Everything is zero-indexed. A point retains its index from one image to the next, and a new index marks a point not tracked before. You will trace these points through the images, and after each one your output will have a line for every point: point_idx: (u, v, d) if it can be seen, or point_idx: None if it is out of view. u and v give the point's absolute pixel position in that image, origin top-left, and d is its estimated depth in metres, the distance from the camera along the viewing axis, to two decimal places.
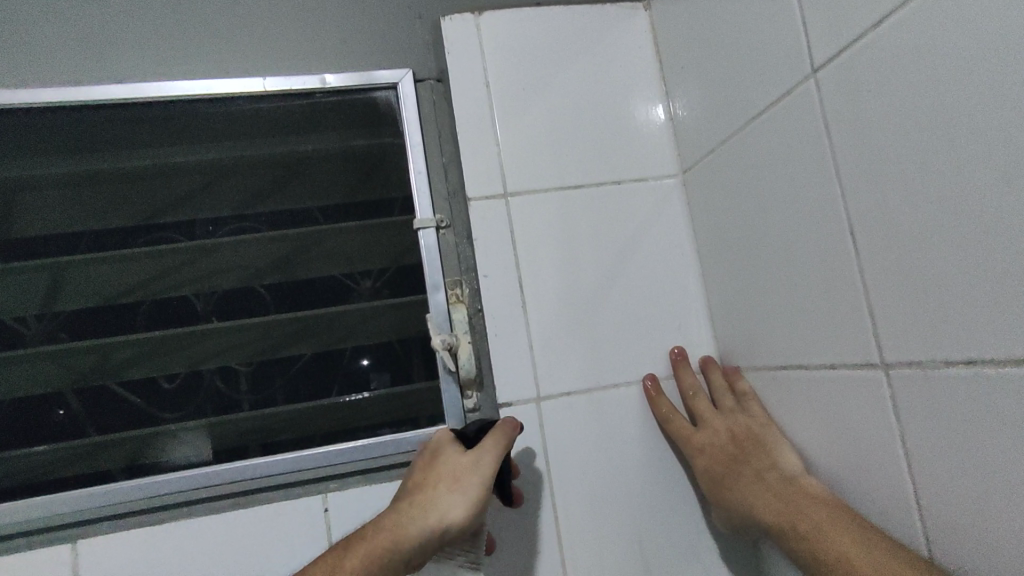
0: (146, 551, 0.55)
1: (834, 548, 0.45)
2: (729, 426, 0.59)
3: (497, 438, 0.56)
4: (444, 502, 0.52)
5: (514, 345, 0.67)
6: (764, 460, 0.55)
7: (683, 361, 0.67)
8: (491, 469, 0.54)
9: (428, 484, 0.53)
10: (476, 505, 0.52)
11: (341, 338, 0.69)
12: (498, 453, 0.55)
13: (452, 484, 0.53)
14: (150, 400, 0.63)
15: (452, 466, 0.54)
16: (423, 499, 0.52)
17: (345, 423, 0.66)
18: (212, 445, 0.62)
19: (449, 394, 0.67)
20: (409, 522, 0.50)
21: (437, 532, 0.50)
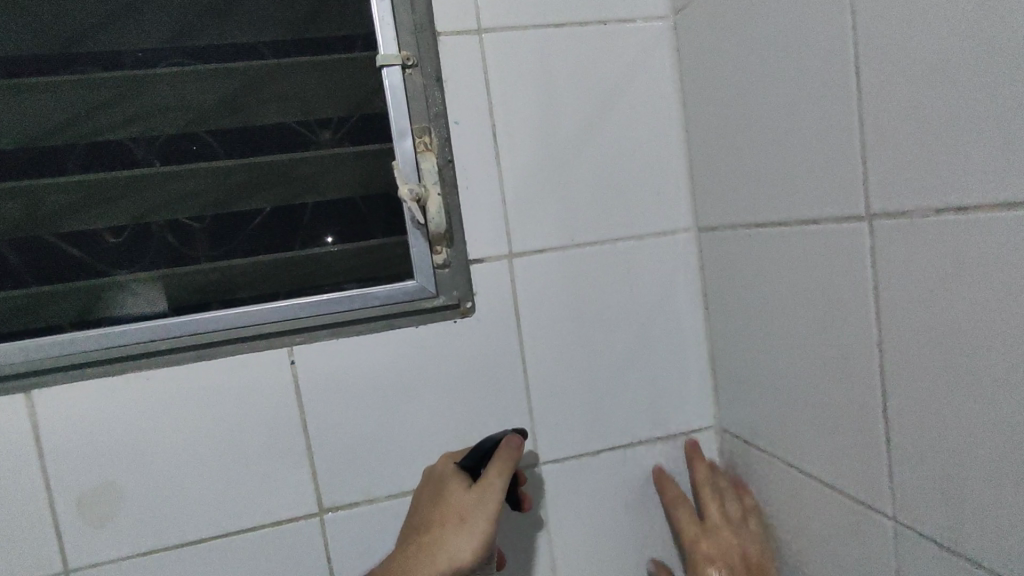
0: (117, 398, 0.58)
1: None
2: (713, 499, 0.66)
3: (503, 465, 0.58)
4: (452, 543, 0.55)
5: (486, 200, 0.63)
6: None
7: (698, 458, 0.69)
8: (495, 502, 0.57)
9: (436, 521, 0.56)
10: (484, 540, 0.56)
11: (302, 192, 0.66)
12: (502, 482, 0.57)
13: (459, 524, 0.55)
14: (95, 253, 0.62)
15: (457, 504, 0.56)
16: (432, 542, 0.55)
17: (314, 277, 0.66)
18: (166, 296, 0.63)
19: (417, 249, 0.64)
20: (419, 564, 0.53)
21: (446, 573, 0.54)
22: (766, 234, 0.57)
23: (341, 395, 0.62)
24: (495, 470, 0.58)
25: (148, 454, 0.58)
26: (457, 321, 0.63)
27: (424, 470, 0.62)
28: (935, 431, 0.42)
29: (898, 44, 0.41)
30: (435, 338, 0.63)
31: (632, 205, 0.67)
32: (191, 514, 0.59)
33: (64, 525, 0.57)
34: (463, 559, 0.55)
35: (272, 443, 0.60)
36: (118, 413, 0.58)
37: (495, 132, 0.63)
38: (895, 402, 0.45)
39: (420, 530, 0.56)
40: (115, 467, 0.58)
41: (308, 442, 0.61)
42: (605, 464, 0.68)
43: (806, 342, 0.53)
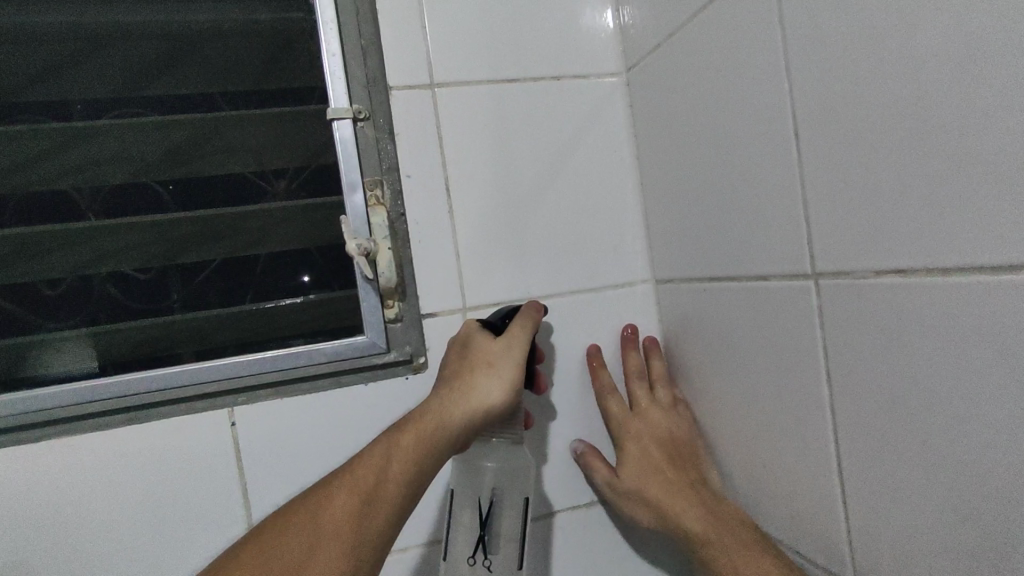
0: (40, 466, 0.54)
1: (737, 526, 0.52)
2: (668, 427, 0.61)
3: (526, 324, 0.57)
4: (481, 385, 0.53)
5: (439, 252, 0.62)
6: (693, 472, 0.58)
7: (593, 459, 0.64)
8: (524, 349, 0.56)
9: (465, 369, 0.55)
10: (515, 384, 0.54)
11: (251, 244, 0.64)
12: (529, 336, 0.57)
13: (487, 368, 0.54)
14: (30, 308, 0.59)
15: (484, 353, 0.55)
16: (462, 383, 0.53)
17: (259, 332, 0.63)
18: (99, 354, 0.60)
19: (368, 304, 0.61)
20: (453, 403, 0.52)
21: (478, 412, 0.52)
22: (720, 287, 0.56)
23: (284, 456, 0.58)
24: (520, 327, 0.57)
25: (70, 525, 0.54)
26: (409, 377, 0.61)
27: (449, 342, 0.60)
28: (889, 497, 0.41)
29: (835, 108, 0.41)
30: (386, 396, 0.61)
31: (589, 256, 0.66)
32: None
33: None
34: (494, 401, 0.53)
35: (209, 509, 0.57)
36: (39, 481, 0.54)
37: (448, 184, 0.63)
38: (848, 464, 0.44)
39: (450, 380, 0.55)
40: (33, 540, 0.53)
41: (247, 509, 0.57)
42: (564, 524, 0.66)
43: (761, 399, 0.52)
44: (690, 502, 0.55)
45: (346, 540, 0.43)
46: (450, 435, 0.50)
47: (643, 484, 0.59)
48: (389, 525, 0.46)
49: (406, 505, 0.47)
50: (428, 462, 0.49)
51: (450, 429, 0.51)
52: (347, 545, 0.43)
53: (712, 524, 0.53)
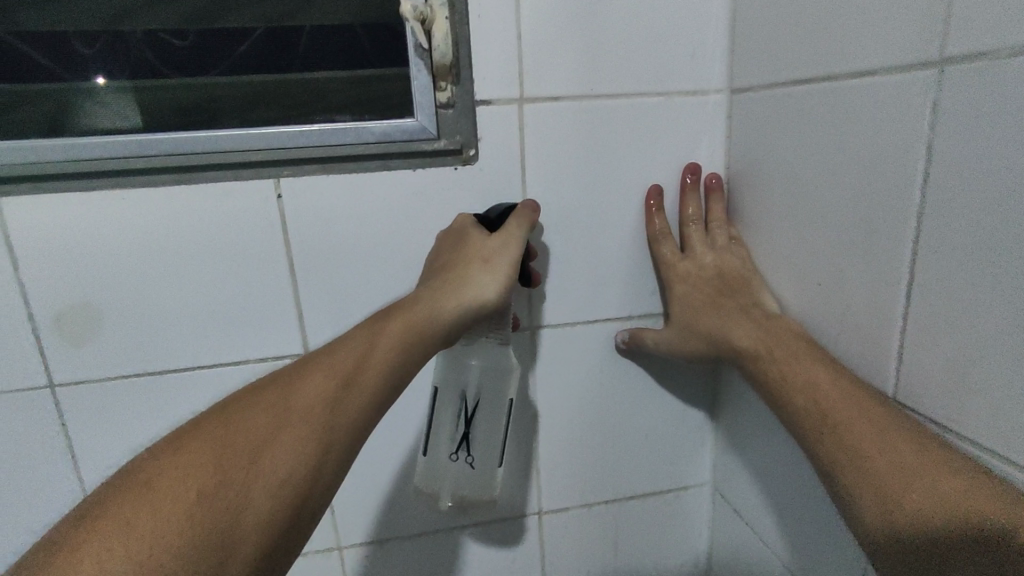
0: (95, 216, 0.54)
1: (795, 347, 0.50)
2: (717, 262, 0.60)
3: (522, 221, 0.55)
4: (477, 279, 0.51)
5: (500, 30, 0.56)
6: (748, 296, 0.57)
7: (637, 335, 0.65)
8: (520, 247, 0.53)
9: (458, 264, 0.52)
10: (510, 281, 0.51)
11: (293, 8, 0.58)
12: (525, 233, 0.54)
13: (483, 263, 0.52)
14: (67, 64, 0.55)
15: (479, 249, 0.53)
16: (456, 277, 0.51)
17: (304, 108, 0.59)
18: (140, 110, 0.57)
19: (419, 84, 0.56)
20: (443, 296, 0.50)
21: (471, 306, 0.50)
22: (810, 93, 0.50)
23: (330, 235, 0.58)
24: (516, 225, 0.54)
25: (126, 279, 0.56)
26: (458, 168, 0.59)
27: (438, 238, 0.57)
28: (962, 309, 0.39)
29: None
30: (435, 185, 0.59)
31: (662, 55, 0.59)
32: (175, 341, 0.58)
33: (46, 340, 0.56)
34: (487, 298, 0.51)
35: (257, 278, 0.58)
36: (95, 230, 0.54)
37: None
38: (923, 277, 0.42)
39: (441, 274, 0.52)
40: (94, 287, 0.55)
41: (294, 282, 0.59)
42: (598, 333, 0.66)
43: (834, 214, 0.49)
44: (738, 325, 0.55)
45: (317, 419, 0.42)
46: (437, 325, 0.49)
47: (692, 318, 0.59)
48: (364, 411, 0.44)
49: (384, 394, 0.46)
50: (411, 352, 0.47)
51: (439, 321, 0.49)
52: (317, 423, 0.42)
53: (763, 339, 0.52)
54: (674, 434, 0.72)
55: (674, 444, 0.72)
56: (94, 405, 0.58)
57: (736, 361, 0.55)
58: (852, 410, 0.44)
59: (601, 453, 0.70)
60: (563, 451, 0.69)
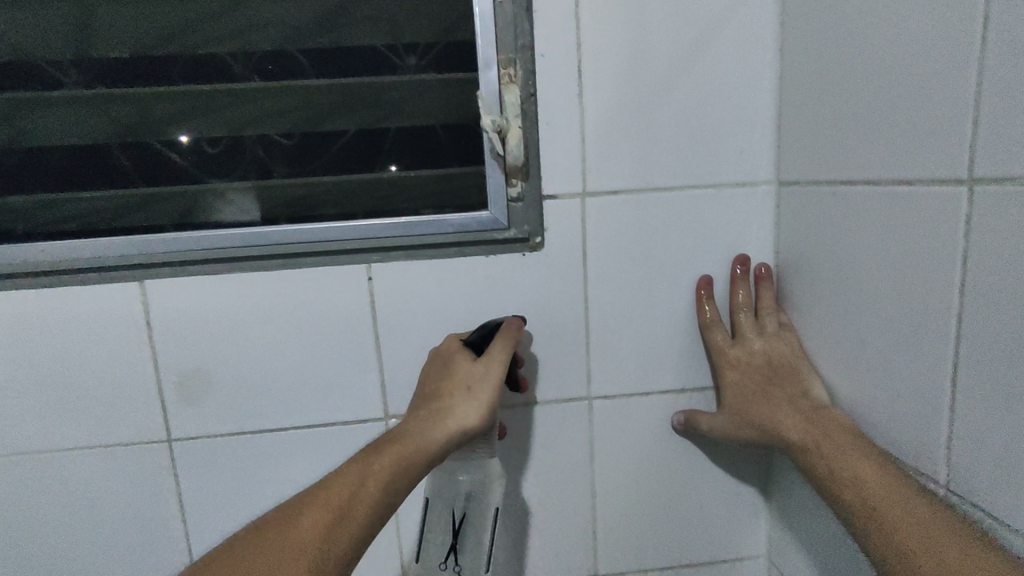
0: (216, 295, 0.63)
1: (839, 441, 0.54)
2: (767, 350, 0.64)
3: (504, 344, 0.59)
4: (460, 407, 0.56)
5: (565, 135, 0.64)
6: (796, 386, 0.61)
7: (690, 417, 0.69)
8: (502, 372, 0.58)
9: (445, 391, 0.58)
10: (491, 405, 0.57)
11: (386, 116, 0.67)
12: (507, 356, 0.59)
13: (466, 391, 0.57)
14: (197, 163, 0.66)
15: (463, 376, 0.58)
16: (442, 407, 0.56)
17: (392, 201, 0.68)
18: (257, 204, 0.67)
19: (493, 182, 0.64)
20: (430, 428, 0.55)
21: (457, 434, 0.55)
22: (852, 193, 0.55)
23: (411, 313, 0.65)
24: (499, 348, 0.59)
25: (237, 348, 0.64)
26: (525, 254, 0.65)
27: (429, 357, 0.62)
28: (1005, 407, 0.42)
29: None
30: (505, 268, 0.65)
31: (712, 153, 0.65)
32: (273, 404, 0.65)
33: (169, 399, 0.64)
34: (470, 424, 0.56)
35: (346, 350, 0.65)
36: (215, 306, 0.63)
37: (581, 66, 0.62)
38: (967, 373, 0.45)
39: (429, 402, 0.58)
40: (210, 355, 0.64)
41: (378, 354, 0.66)
42: (653, 405, 0.70)
43: (880, 307, 0.52)
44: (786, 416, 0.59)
45: (311, 556, 0.49)
46: (426, 456, 0.54)
47: (744, 406, 0.63)
48: (356, 543, 0.51)
49: (379, 520, 0.52)
50: (400, 483, 0.53)
51: (426, 452, 0.54)
52: (311, 560, 0.49)
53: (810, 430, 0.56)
54: (727, 505, 0.74)
55: (727, 515, 0.74)
56: (201, 458, 0.66)
57: (786, 449, 0.59)
58: (893, 503, 0.47)
59: (656, 521, 0.73)
60: (618, 517, 0.72)
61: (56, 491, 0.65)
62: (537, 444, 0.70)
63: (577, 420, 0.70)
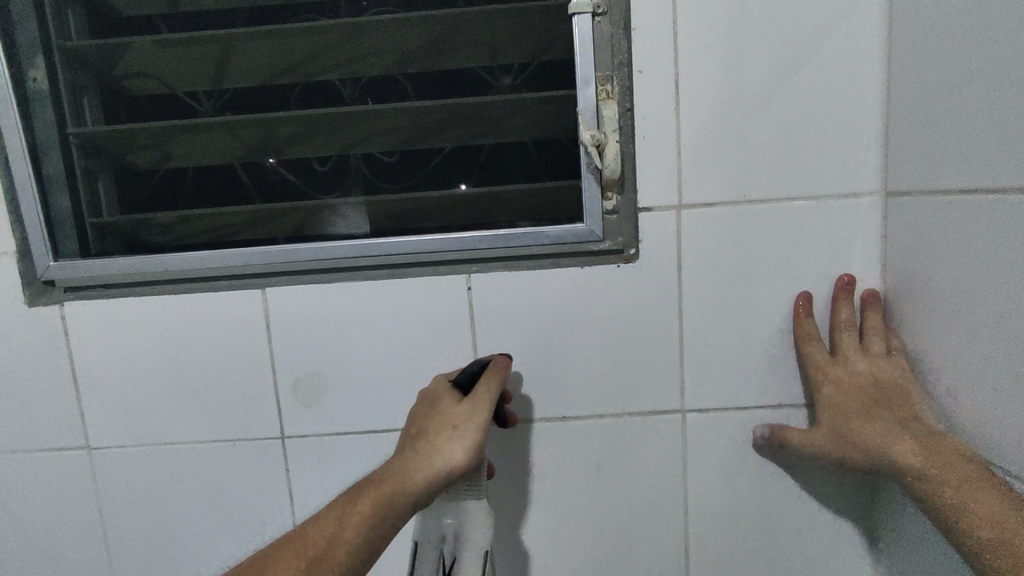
0: (327, 301, 0.68)
1: (963, 473, 0.52)
2: (873, 371, 0.61)
3: (490, 384, 0.60)
4: (446, 447, 0.57)
5: (661, 148, 0.64)
6: (905, 411, 0.59)
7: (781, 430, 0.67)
8: (487, 411, 0.59)
9: (431, 431, 0.58)
10: (476, 445, 0.57)
11: (484, 132, 0.70)
12: (493, 394, 0.60)
13: (453, 430, 0.57)
14: (309, 180, 0.73)
15: (450, 415, 0.59)
16: (427, 446, 0.57)
17: (489, 214, 0.70)
18: (367, 219, 0.71)
19: (589, 195, 0.66)
20: (415, 468, 0.56)
21: (442, 473, 0.56)
22: (974, 203, 0.52)
23: (508, 322, 0.67)
24: (485, 386, 0.60)
25: (346, 351, 0.69)
26: (620, 265, 0.66)
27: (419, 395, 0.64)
28: None
29: None
30: (599, 279, 0.66)
31: (814, 164, 0.64)
32: (376, 405, 0.69)
33: (284, 397, 0.69)
34: (455, 465, 0.56)
35: (444, 355, 0.68)
36: (326, 313, 0.68)
37: (678, 81, 0.63)
38: None
39: (415, 441, 0.58)
40: (322, 357, 0.69)
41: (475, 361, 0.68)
42: (749, 420, 0.69)
43: (1007, 322, 0.49)
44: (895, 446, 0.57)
45: None
46: (406, 495, 0.55)
47: (845, 428, 0.61)
48: None
49: (357, 564, 0.54)
50: (376, 525, 0.54)
51: (409, 493, 0.55)
52: None
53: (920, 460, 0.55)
54: (828, 530, 0.71)
55: (829, 539, 0.71)
56: (310, 454, 0.70)
57: (894, 476, 0.57)
58: None
59: (750, 541, 0.71)
60: (711, 534, 0.71)
61: (184, 480, 0.71)
62: (629, 455, 0.70)
63: (670, 433, 0.69)
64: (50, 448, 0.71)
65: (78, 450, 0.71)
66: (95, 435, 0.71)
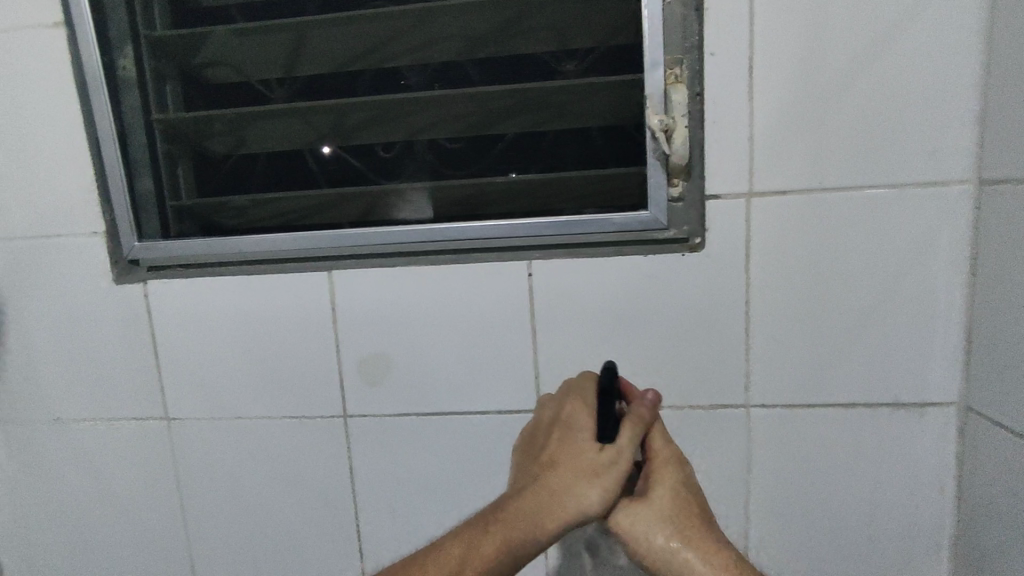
0: (392, 284, 0.69)
1: None
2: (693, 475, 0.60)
3: (634, 429, 0.55)
4: (581, 493, 0.52)
5: (733, 134, 0.62)
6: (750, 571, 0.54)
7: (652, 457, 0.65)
8: (630, 460, 0.53)
9: (560, 469, 0.54)
10: (614, 493, 0.53)
11: (547, 120, 0.69)
12: (636, 441, 0.54)
13: (590, 475, 0.53)
14: (373, 167, 0.74)
15: (586, 456, 0.54)
16: (558, 488, 0.53)
17: (551, 201, 0.70)
18: (431, 204, 0.72)
19: (656, 182, 0.64)
20: (545, 513, 0.52)
21: (576, 518, 0.53)
22: None
23: (570, 310, 0.67)
24: (628, 430, 0.54)
25: (409, 334, 0.70)
26: (686, 255, 0.65)
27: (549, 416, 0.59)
28: None
29: None
30: (665, 268, 0.65)
31: (898, 151, 0.61)
32: (437, 388, 0.70)
33: (349, 378, 0.71)
34: (589, 512, 0.52)
35: (504, 341, 0.69)
36: (390, 296, 0.69)
37: (753, 63, 0.61)
38: None
39: (543, 478, 0.54)
40: (386, 339, 0.70)
41: (535, 348, 0.68)
42: (819, 419, 0.66)
43: None
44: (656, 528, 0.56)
45: None
46: (542, 535, 0.52)
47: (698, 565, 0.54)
48: None
49: None
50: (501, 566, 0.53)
51: (537, 539, 0.52)
52: None
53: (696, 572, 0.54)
54: (900, 536, 0.67)
55: (902, 546, 0.67)
56: (372, 433, 0.72)
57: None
58: None
59: (814, 542, 0.69)
60: (773, 533, 0.69)
61: (255, 453, 0.74)
62: (689, 449, 0.68)
63: (734, 428, 0.67)
64: (134, 417, 0.76)
65: (159, 419, 0.75)
66: (174, 406, 0.75)
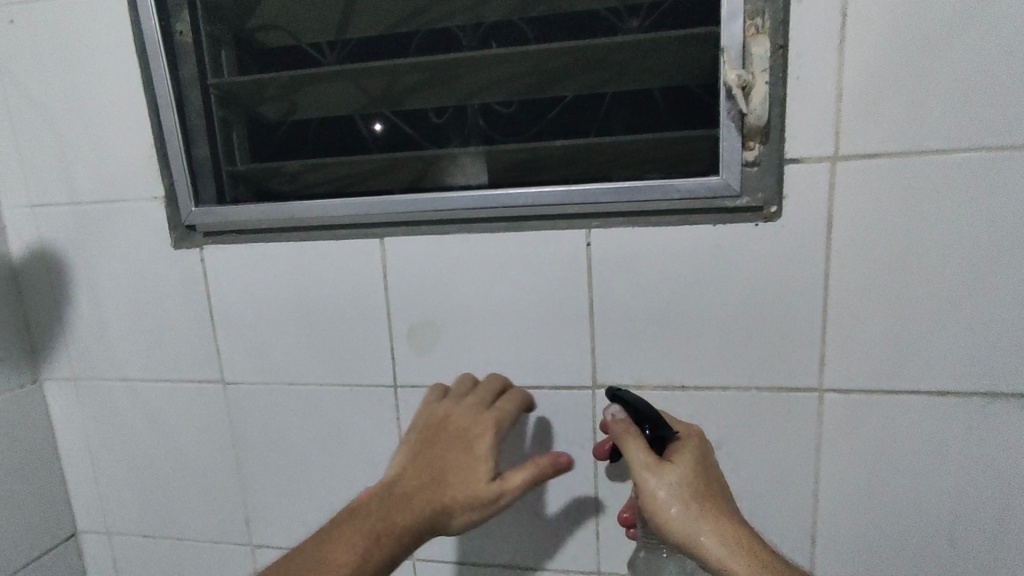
0: (444, 252, 0.67)
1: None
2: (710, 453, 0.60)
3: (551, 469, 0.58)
4: (454, 518, 0.57)
5: (817, 91, 0.56)
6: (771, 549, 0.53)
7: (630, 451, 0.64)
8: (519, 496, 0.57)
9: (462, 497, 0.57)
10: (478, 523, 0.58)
11: (605, 82, 0.65)
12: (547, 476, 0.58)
13: (473, 506, 0.57)
14: (425, 132, 0.71)
15: (475, 484, 0.58)
16: (440, 507, 0.57)
17: (612, 166, 0.66)
18: (487, 169, 0.69)
19: (728, 144, 0.59)
20: (424, 528, 0.56)
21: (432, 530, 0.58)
22: None
23: (629, 282, 0.63)
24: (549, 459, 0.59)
25: (460, 304, 0.68)
26: (759, 224, 0.60)
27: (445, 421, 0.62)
28: None
29: None
30: (735, 239, 0.60)
31: (1014, 109, 0.53)
32: (487, 360, 0.68)
33: (399, 347, 0.70)
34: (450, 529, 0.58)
35: (559, 313, 0.66)
36: (442, 265, 0.67)
37: (844, 10, 0.54)
38: None
39: (420, 486, 0.58)
40: (436, 309, 0.69)
41: (592, 321, 0.65)
42: (900, 406, 0.61)
43: None
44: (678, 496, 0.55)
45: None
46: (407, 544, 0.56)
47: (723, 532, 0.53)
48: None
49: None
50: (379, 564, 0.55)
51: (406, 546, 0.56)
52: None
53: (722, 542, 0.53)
54: (987, 536, 0.62)
55: (989, 547, 0.62)
56: (422, 404, 0.71)
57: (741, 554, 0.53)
58: None
59: (887, 536, 0.64)
60: (842, 524, 0.65)
61: (306, 419, 0.75)
62: (754, 433, 0.64)
63: (805, 412, 0.63)
64: (191, 379, 0.77)
65: (215, 382, 0.76)
66: (229, 370, 0.75)
